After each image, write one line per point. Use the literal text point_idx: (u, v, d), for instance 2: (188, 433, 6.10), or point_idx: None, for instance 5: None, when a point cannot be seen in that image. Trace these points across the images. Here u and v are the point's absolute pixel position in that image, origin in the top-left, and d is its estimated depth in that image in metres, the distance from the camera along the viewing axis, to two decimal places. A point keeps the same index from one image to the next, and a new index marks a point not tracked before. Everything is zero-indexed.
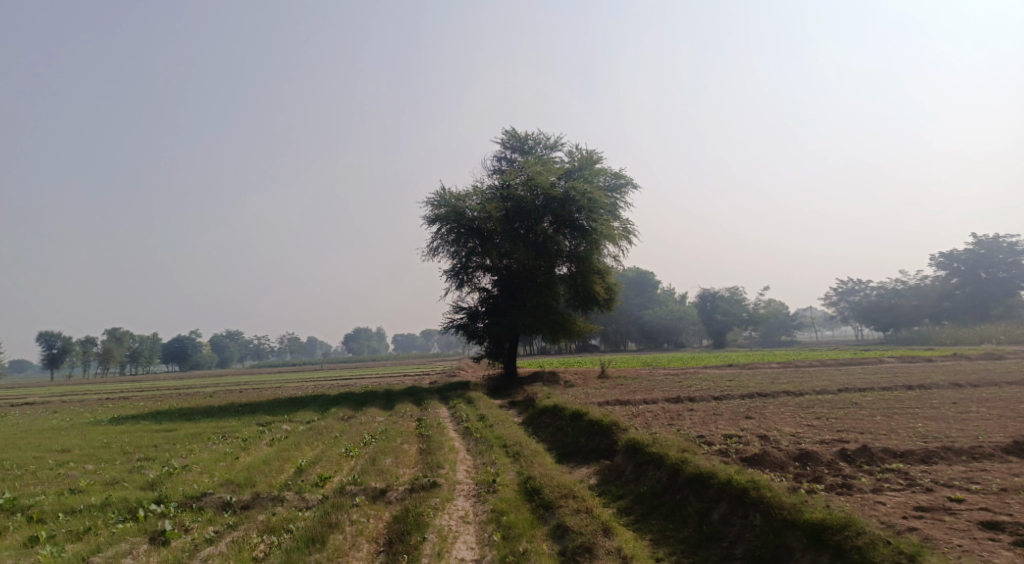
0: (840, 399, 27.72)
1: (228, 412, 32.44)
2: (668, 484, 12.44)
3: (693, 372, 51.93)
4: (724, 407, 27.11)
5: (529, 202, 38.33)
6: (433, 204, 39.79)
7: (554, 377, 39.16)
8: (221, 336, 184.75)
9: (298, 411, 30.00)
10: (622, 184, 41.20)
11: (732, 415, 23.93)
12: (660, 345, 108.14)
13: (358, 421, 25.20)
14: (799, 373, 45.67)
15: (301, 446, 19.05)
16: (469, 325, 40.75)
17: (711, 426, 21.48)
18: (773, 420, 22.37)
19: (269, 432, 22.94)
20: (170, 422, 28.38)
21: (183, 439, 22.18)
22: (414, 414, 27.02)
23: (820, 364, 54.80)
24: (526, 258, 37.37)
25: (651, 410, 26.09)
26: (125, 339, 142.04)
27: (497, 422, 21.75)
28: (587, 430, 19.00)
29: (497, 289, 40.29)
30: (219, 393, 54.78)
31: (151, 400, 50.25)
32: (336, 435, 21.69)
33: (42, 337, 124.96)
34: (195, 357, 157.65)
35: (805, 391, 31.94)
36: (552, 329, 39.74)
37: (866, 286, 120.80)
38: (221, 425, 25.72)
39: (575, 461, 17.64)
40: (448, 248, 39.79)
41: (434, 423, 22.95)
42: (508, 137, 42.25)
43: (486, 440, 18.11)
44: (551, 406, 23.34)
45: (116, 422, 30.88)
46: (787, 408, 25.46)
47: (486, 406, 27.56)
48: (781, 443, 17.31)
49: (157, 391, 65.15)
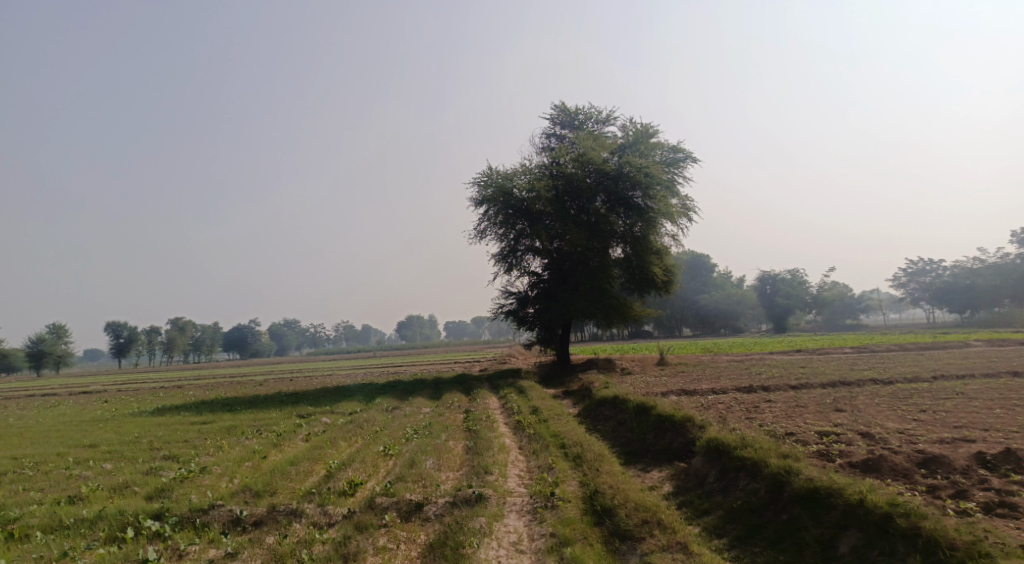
0: (939, 388, 24.57)
1: (272, 402, 31.06)
2: (771, 500, 10.08)
3: (758, 357, 48.67)
4: (804, 397, 24.35)
5: (580, 180, 35.87)
6: (480, 184, 37.62)
7: (610, 364, 36.74)
8: (279, 325, 187.37)
9: (342, 402, 28.36)
10: (680, 158, 38.26)
11: (818, 407, 21.20)
12: (717, 330, 104.06)
13: (401, 412, 23.31)
14: (878, 358, 42.18)
15: (336, 443, 17.20)
16: (520, 310, 38.52)
17: (797, 420, 18.82)
18: (868, 413, 19.55)
19: (306, 425, 21.18)
20: (208, 413, 26.98)
21: (214, 433, 20.56)
22: (463, 404, 24.96)
23: (898, 348, 50.85)
24: (579, 239, 35.00)
25: (722, 402, 23.52)
26: (187, 328, 144.48)
27: (553, 415, 19.53)
28: (656, 425, 16.62)
29: (549, 273, 37.97)
30: (268, 381, 53.78)
31: (200, 389, 49.45)
32: (376, 429, 19.75)
33: (109, 326, 127.99)
34: (255, 344, 159.97)
35: (893, 379, 28.86)
36: (608, 314, 37.31)
37: (938, 267, 114.19)
38: (258, 417, 24.03)
39: (642, 463, 15.33)
40: (496, 230, 37.65)
41: (483, 415, 20.88)
42: (558, 112, 39.77)
43: (541, 437, 15.95)
44: (612, 397, 20.97)
45: (157, 412, 29.79)
46: (878, 399, 22.55)
47: (539, 396, 25.37)
48: (891, 444, 14.64)
49: (212, 379, 64.89)
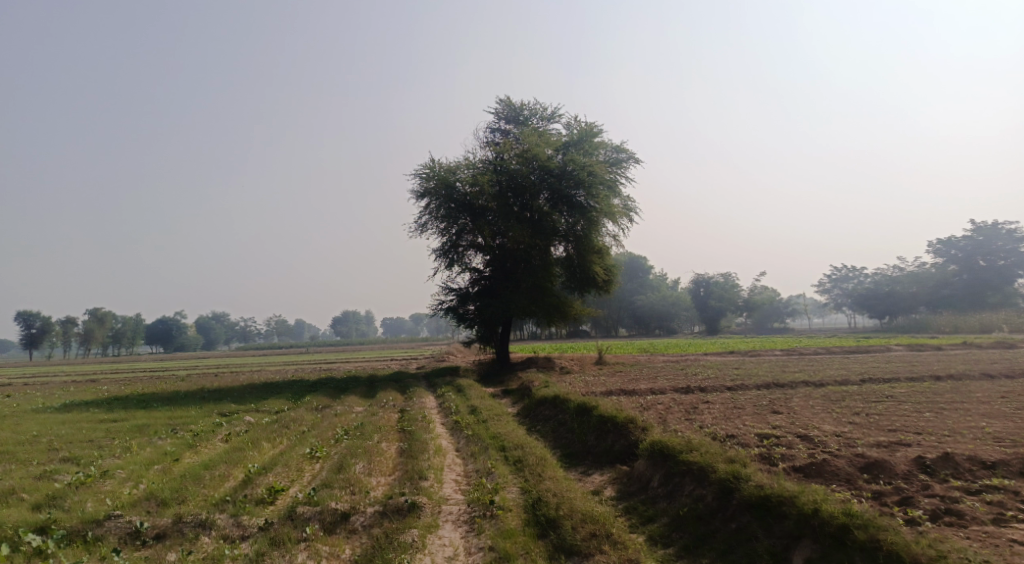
0: (870, 391, 24.94)
1: (193, 399, 29.43)
2: (719, 507, 9.67)
3: (693, 358, 49.19)
4: (742, 398, 24.36)
5: (524, 177, 35.34)
6: (421, 177, 36.63)
7: (549, 363, 36.28)
8: (207, 318, 181.06)
9: (267, 399, 26.98)
10: (623, 159, 38.13)
11: (755, 409, 21.17)
12: (651, 331, 105.40)
13: (331, 411, 22.22)
14: (807, 361, 43.08)
15: (258, 445, 16.09)
16: (459, 307, 37.67)
17: (737, 422, 18.64)
18: (805, 416, 19.54)
19: (227, 425, 19.89)
20: (121, 411, 25.20)
21: (125, 432, 19.06)
22: (397, 403, 24.06)
23: (826, 351, 52.12)
24: (521, 236, 34.47)
25: (662, 402, 23.28)
26: (108, 319, 137.69)
27: (491, 415, 18.84)
28: (598, 426, 16.14)
29: (490, 270, 37.27)
30: (192, 376, 51.32)
31: (117, 384, 46.70)
32: (303, 429, 18.66)
33: (21, 316, 120.82)
34: (180, 338, 154.00)
35: (824, 381, 29.31)
36: (548, 313, 36.88)
37: (861, 274, 118.70)
38: (175, 415, 22.50)
39: (583, 467, 14.81)
40: (437, 224, 36.74)
41: (418, 415, 20.01)
42: (502, 107, 39.12)
43: (479, 439, 15.24)
44: (552, 397, 20.41)
45: (64, 409, 27.72)
46: (813, 401, 22.70)
47: (477, 395, 24.64)
48: (831, 447, 14.50)
49: (132, 374, 61.73)
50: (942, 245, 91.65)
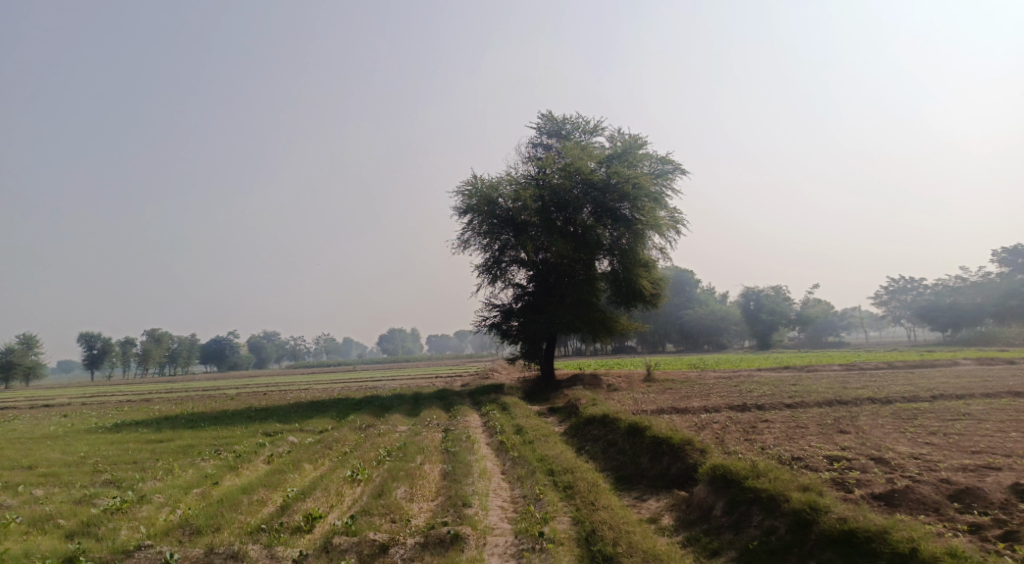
0: (942, 408, 23.39)
1: (240, 418, 29.36)
2: (794, 542, 9.00)
3: (747, 374, 47.60)
4: (802, 416, 23.09)
5: (567, 191, 34.66)
6: (464, 194, 36.26)
7: (597, 379, 35.33)
8: (259, 337, 184.39)
9: (312, 418, 26.69)
10: (669, 170, 37.12)
11: (819, 428, 19.89)
12: (701, 346, 103.02)
13: (374, 430, 21.71)
14: (868, 376, 41.12)
15: (300, 466, 15.67)
16: (504, 324, 37.04)
17: (800, 443, 17.51)
18: (875, 435, 18.28)
19: (269, 445, 19.53)
20: (167, 430, 25.13)
21: (168, 453, 18.85)
22: (442, 422, 23.45)
23: (887, 366, 49.87)
24: (565, 250, 33.78)
25: (717, 421, 22.17)
26: (164, 339, 140.93)
27: (539, 435, 18.10)
28: (651, 448, 15.23)
29: (534, 285, 36.59)
30: (240, 395, 51.65)
31: (168, 403, 47.24)
32: (345, 450, 18.18)
33: (81, 338, 124.42)
34: (233, 357, 156.97)
35: (889, 398, 27.72)
36: (594, 328, 36.00)
37: (919, 285, 114.32)
38: (219, 436, 22.27)
39: (636, 491, 13.93)
40: (480, 240, 36.28)
41: (462, 435, 19.36)
42: (544, 121, 38.58)
43: (526, 462, 14.53)
44: (601, 416, 19.54)
45: (113, 429, 27.87)
46: (881, 419, 21.29)
47: (523, 414, 23.91)
48: (910, 470, 13.33)
49: (184, 393, 62.58)
50: (1008, 254, 87.50)
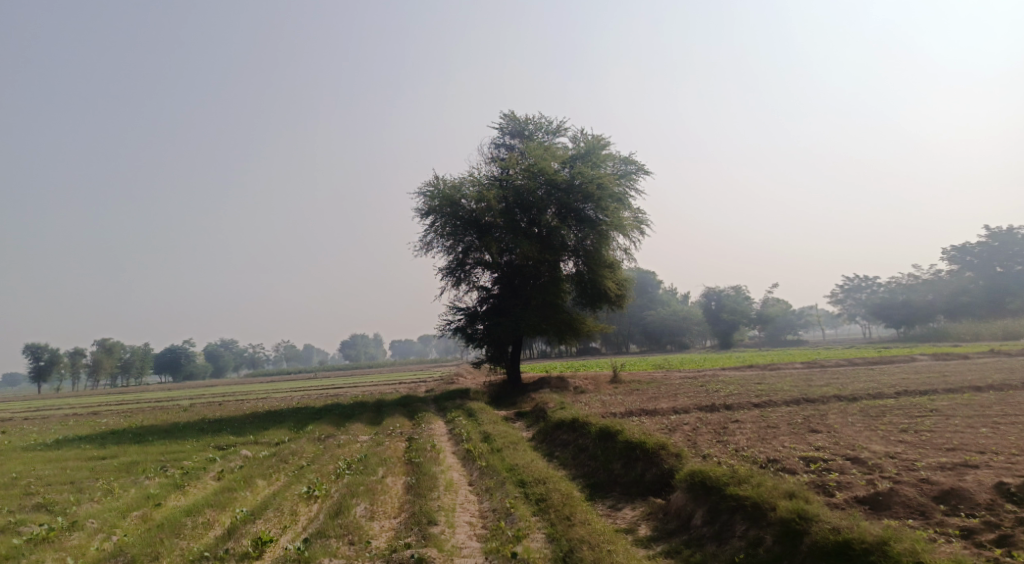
0: (909, 404, 23.31)
1: (193, 431, 28.07)
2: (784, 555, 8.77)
3: (711, 374, 47.44)
4: (773, 416, 22.76)
5: (531, 191, 34.05)
6: (426, 195, 35.38)
7: (563, 382, 34.73)
8: (216, 346, 180.16)
9: (269, 429, 25.57)
10: (632, 170, 36.76)
11: (791, 428, 19.53)
12: (663, 347, 103.41)
13: (334, 441, 20.73)
14: (831, 374, 41.26)
15: (253, 483, 14.72)
16: (468, 327, 36.20)
17: (774, 443, 17.08)
18: (848, 434, 17.96)
19: (221, 460, 18.44)
20: (112, 446, 23.73)
21: (111, 472, 17.64)
22: (405, 430, 22.58)
23: (848, 363, 50.25)
24: (530, 252, 33.17)
25: (688, 423, 21.69)
26: (116, 349, 136.50)
27: (507, 442, 17.38)
28: (624, 453, 14.62)
29: (498, 288, 35.87)
30: (194, 406, 49.79)
31: (118, 416, 45.27)
32: (303, 463, 17.24)
33: (29, 349, 119.88)
34: (189, 366, 153.04)
35: (855, 395, 27.65)
36: (559, 330, 35.42)
37: (874, 282, 116.60)
38: (168, 450, 21.04)
39: (611, 500, 13.32)
40: (443, 242, 35.46)
41: (427, 444, 18.54)
42: (506, 121, 37.92)
43: (494, 471, 13.83)
44: (570, 420, 18.88)
45: (55, 445, 26.32)
46: (851, 418, 21.04)
47: (489, 419, 23.13)
48: (890, 470, 12.94)
49: (136, 404, 60.23)
50: (957, 251, 89.75)
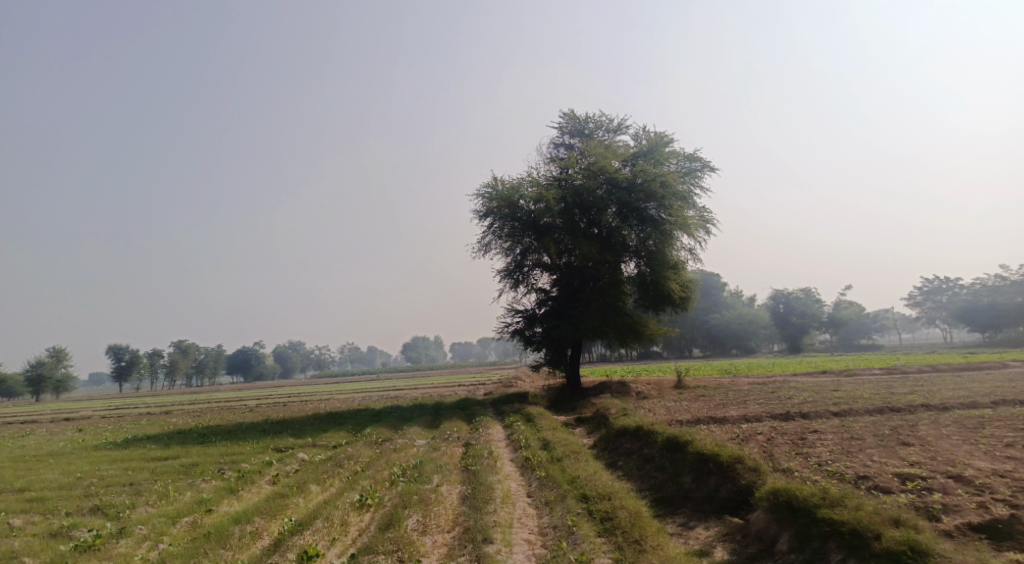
0: (1008, 416, 21.35)
1: (255, 432, 28.13)
2: None
3: (782, 379, 45.35)
4: (854, 426, 21.16)
5: (591, 191, 33.08)
6: (484, 196, 34.77)
7: (625, 387, 33.59)
8: (285, 348, 184.69)
9: (327, 432, 25.28)
10: (697, 168, 35.32)
11: (877, 441, 17.99)
12: (728, 351, 100.40)
13: (390, 446, 20.19)
14: (913, 381, 38.74)
15: (305, 489, 14.24)
16: (527, 330, 35.38)
17: (861, 457, 15.66)
18: (944, 448, 16.37)
19: (277, 463, 18.11)
20: (173, 447, 23.79)
21: (169, 473, 17.49)
22: (463, 435, 21.91)
23: (931, 369, 47.29)
24: (590, 252, 32.18)
25: (761, 432, 20.32)
26: (191, 351, 141.07)
27: (569, 451, 16.49)
28: (695, 465, 13.55)
29: (558, 290, 34.98)
30: (258, 407, 50.37)
31: (186, 416, 46.15)
32: (357, 468, 16.71)
33: (110, 350, 125.06)
34: (259, 367, 157.12)
35: (945, 405, 25.64)
36: (621, 333, 34.27)
37: (955, 284, 110.58)
38: (225, 452, 20.84)
39: (681, 517, 12.29)
40: (501, 243, 34.80)
41: (484, 451, 17.77)
42: (566, 120, 37.03)
43: (555, 482, 13.00)
44: (634, 427, 17.81)
45: (121, 445, 26.66)
46: (944, 429, 19.30)
47: (549, 425, 22.25)
48: (1002, 491, 11.53)
49: (205, 404, 61.53)
50: None
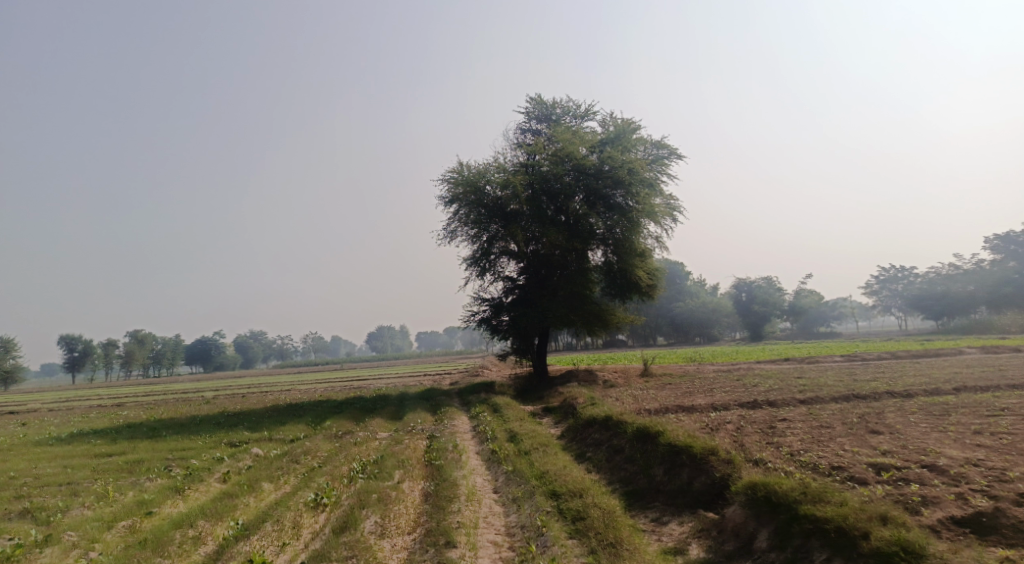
0: (973, 402, 21.36)
1: (210, 425, 27.04)
2: None
3: (747, 367, 45.47)
4: (823, 414, 20.97)
5: (557, 178, 32.46)
6: (449, 182, 33.93)
7: (591, 375, 33.18)
8: (246, 338, 181.26)
9: (284, 425, 24.33)
10: (664, 155, 34.92)
11: (848, 429, 17.71)
12: (691, 339, 101.05)
13: (351, 439, 19.37)
14: (876, 368, 38.94)
15: (258, 487, 13.41)
16: (492, 319, 34.71)
17: (834, 447, 15.36)
18: (915, 436, 16.17)
19: (229, 459, 17.20)
20: (120, 442, 22.61)
21: (113, 471, 16.46)
22: (426, 426, 21.20)
23: (891, 357, 47.87)
24: (557, 240, 31.61)
25: (731, 421, 19.99)
26: (148, 341, 137.42)
27: (536, 444, 15.91)
28: (667, 457, 13.05)
29: (524, 278, 34.36)
30: (216, 399, 48.87)
31: (139, 408, 44.51)
32: (315, 464, 15.91)
33: (63, 341, 121.16)
34: (219, 357, 154.08)
35: (909, 392, 25.62)
36: (587, 322, 33.81)
37: (911, 273, 112.78)
38: (176, 448, 19.81)
39: (654, 512, 11.81)
40: (466, 230, 34.02)
41: (448, 444, 17.11)
42: (532, 105, 36.32)
43: (522, 478, 12.41)
44: (604, 418, 17.28)
45: (66, 440, 25.34)
46: (913, 417, 19.12)
47: (515, 416, 21.68)
48: (978, 480, 11.29)
49: (160, 395, 59.60)
50: (1000, 241, 86.24)
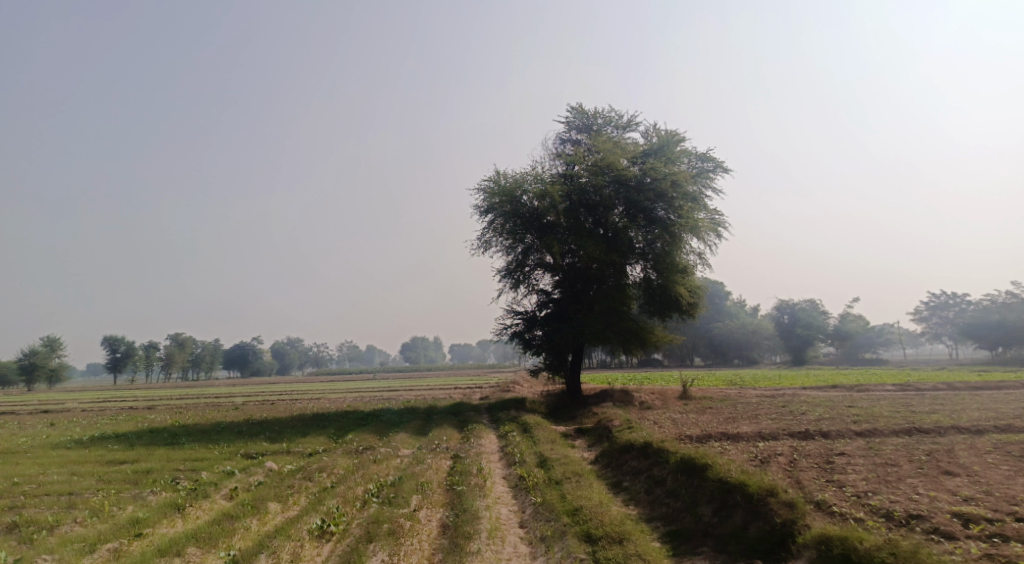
0: None
1: (231, 433, 26.09)
2: None
3: (791, 393, 43.18)
4: (884, 449, 19.10)
5: (597, 189, 31.12)
6: (485, 191, 32.80)
7: (628, 396, 31.57)
8: (283, 345, 182.50)
9: (305, 437, 23.18)
10: (710, 168, 33.29)
11: (917, 469, 15.90)
12: (730, 360, 98.09)
13: (371, 456, 18.14)
14: (932, 399, 36.52)
15: (262, 508, 12.21)
16: (526, 333, 33.31)
17: (905, 489, 13.63)
18: (997, 481, 14.34)
19: (240, 474, 16.07)
20: (136, 448, 21.70)
21: (118, 482, 15.43)
22: (451, 445, 19.85)
23: (948, 387, 45.06)
24: (596, 254, 30.21)
25: (782, 453, 18.24)
26: (188, 344, 138.85)
27: (569, 472, 14.46)
28: (717, 495, 11.54)
29: (560, 292, 32.96)
30: (244, 405, 48.14)
31: (168, 412, 43.99)
32: (327, 483, 14.69)
33: (106, 341, 123.08)
34: (256, 363, 155.01)
35: (977, 428, 23.47)
36: (625, 339, 32.23)
37: (962, 301, 108.00)
38: (188, 458, 18.76)
39: (704, 559, 10.37)
40: (502, 241, 32.79)
41: (473, 466, 15.74)
42: (573, 114, 35.07)
43: (553, 513, 11.00)
44: (643, 444, 15.75)
45: (84, 444, 24.54)
46: (988, 457, 17.19)
47: (547, 437, 20.25)
48: None
49: (193, 400, 59.31)
50: None
